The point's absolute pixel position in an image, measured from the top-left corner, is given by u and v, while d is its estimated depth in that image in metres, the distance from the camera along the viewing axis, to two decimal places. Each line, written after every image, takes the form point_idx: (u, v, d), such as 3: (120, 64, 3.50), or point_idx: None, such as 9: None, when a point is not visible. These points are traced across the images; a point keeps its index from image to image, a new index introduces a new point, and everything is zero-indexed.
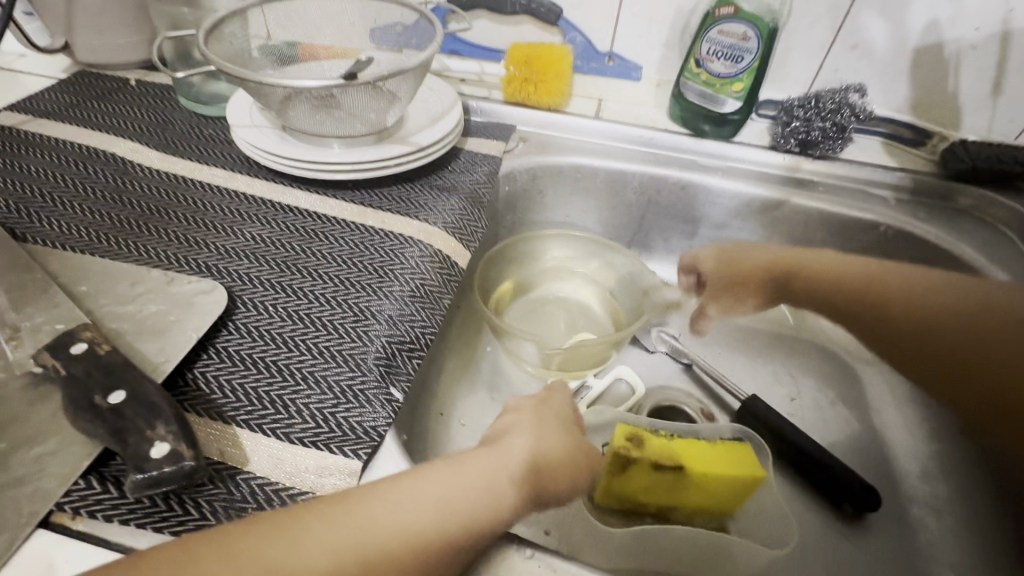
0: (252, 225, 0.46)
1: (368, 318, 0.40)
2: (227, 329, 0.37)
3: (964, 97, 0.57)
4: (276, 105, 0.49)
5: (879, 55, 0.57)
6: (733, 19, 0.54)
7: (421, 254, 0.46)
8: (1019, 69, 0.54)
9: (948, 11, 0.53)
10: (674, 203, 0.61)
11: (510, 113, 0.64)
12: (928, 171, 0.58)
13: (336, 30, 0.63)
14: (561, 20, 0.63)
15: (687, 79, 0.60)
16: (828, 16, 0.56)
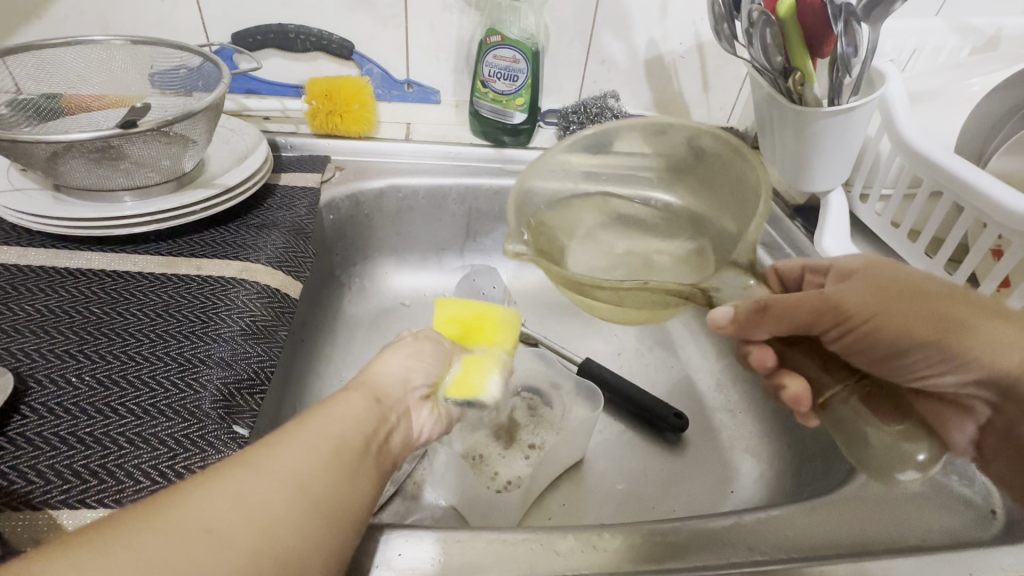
0: (36, 298, 0.43)
1: (196, 365, 0.39)
2: (21, 413, 0.35)
3: (687, 94, 0.75)
4: (43, 164, 0.46)
5: (622, 67, 0.72)
6: (503, 46, 0.63)
7: (248, 293, 0.46)
8: (715, 71, 0.72)
9: (659, 32, 0.69)
10: (491, 207, 0.68)
11: (322, 146, 0.67)
12: None
13: (106, 78, 0.60)
14: (354, 54, 0.67)
15: (479, 99, 0.68)
16: (579, 39, 0.69)
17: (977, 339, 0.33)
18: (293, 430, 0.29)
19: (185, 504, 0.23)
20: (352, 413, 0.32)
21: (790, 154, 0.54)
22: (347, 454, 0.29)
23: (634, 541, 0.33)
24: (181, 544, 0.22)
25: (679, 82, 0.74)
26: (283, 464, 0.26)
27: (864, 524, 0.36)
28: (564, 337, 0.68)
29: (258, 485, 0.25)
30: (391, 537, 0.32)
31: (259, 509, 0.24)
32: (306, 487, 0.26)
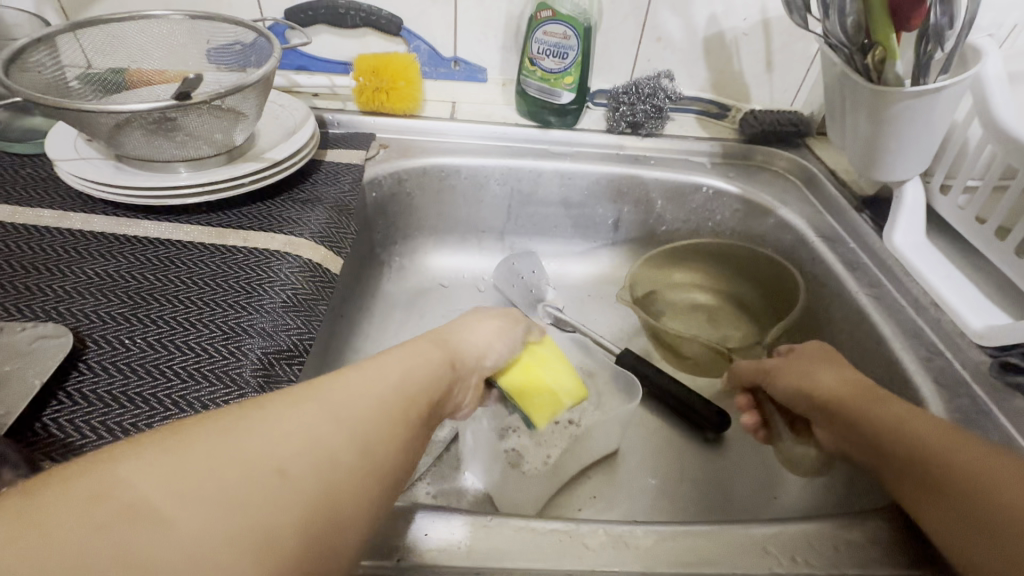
0: (96, 263, 0.45)
1: (240, 334, 0.40)
2: (79, 370, 0.37)
3: (748, 74, 0.70)
4: (105, 134, 0.48)
5: (678, 45, 0.68)
6: (553, 21, 0.60)
7: (291, 266, 0.47)
8: (781, 50, 0.68)
9: (721, 6, 0.65)
10: (534, 189, 0.67)
11: (367, 123, 0.67)
12: (732, 138, 0.69)
13: (166, 54, 0.62)
14: (402, 30, 0.67)
15: (526, 77, 0.66)
16: (634, 15, 0.66)
17: (906, 429, 0.35)
18: (362, 378, 0.27)
19: (253, 436, 0.22)
20: (418, 366, 0.31)
21: (863, 140, 0.49)
22: (410, 411, 0.28)
23: (669, 542, 0.32)
24: (247, 476, 0.21)
25: (740, 61, 0.69)
26: (353, 409, 0.25)
27: (926, 545, 0.33)
28: (603, 326, 0.66)
29: (322, 424, 0.24)
30: (424, 517, 0.32)
31: (322, 452, 0.23)
32: (367, 436, 0.25)
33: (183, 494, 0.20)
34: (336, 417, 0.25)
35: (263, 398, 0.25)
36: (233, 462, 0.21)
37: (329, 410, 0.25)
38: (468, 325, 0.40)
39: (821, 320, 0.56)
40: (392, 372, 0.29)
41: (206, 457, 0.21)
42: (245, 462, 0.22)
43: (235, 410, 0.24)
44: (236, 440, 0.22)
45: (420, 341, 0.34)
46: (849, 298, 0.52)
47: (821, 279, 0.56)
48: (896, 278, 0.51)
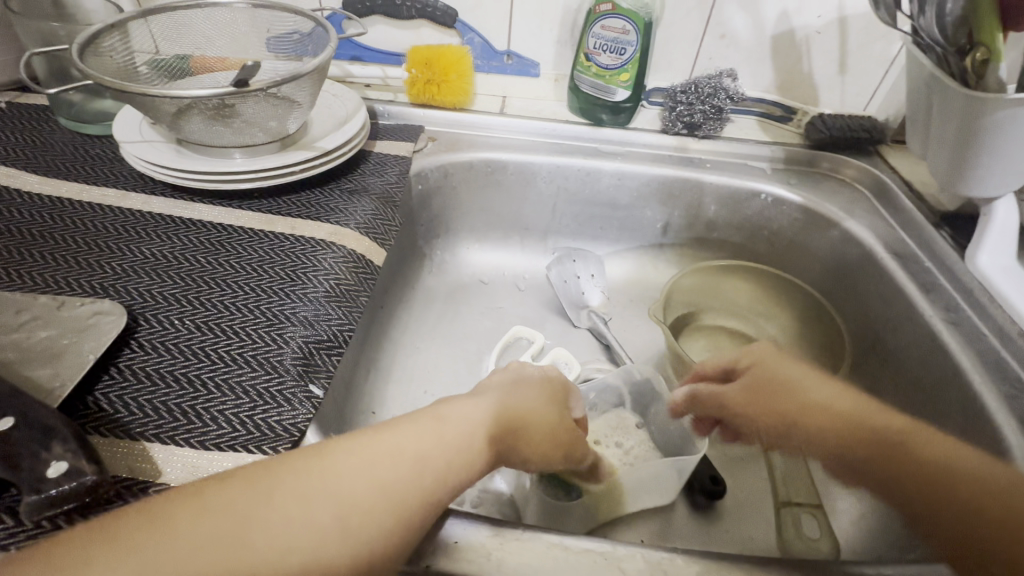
0: (152, 243, 0.46)
1: (283, 321, 0.41)
2: (130, 348, 0.38)
3: (818, 76, 0.66)
4: (168, 118, 0.49)
5: (744, 43, 0.64)
6: (613, 15, 0.58)
7: (336, 256, 0.47)
8: (857, 49, 0.63)
9: (794, 2, 0.61)
10: (582, 189, 0.65)
11: (416, 115, 0.67)
12: (796, 143, 0.65)
13: (229, 41, 0.63)
14: (457, 22, 0.66)
15: (580, 73, 0.64)
16: (698, 9, 0.62)
17: (930, 445, 0.34)
18: (375, 477, 0.28)
19: (248, 542, 0.24)
20: (445, 458, 0.30)
21: (950, 150, 0.45)
22: (415, 498, 0.28)
23: None
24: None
25: (810, 62, 0.65)
26: (349, 496, 0.26)
27: None
28: (644, 333, 0.64)
29: (322, 530, 0.25)
30: (451, 525, 0.31)
31: (309, 551, 0.24)
32: (365, 549, 0.26)
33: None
34: (337, 524, 0.25)
35: (270, 486, 0.26)
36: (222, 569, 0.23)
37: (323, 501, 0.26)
38: (513, 392, 0.38)
39: (887, 343, 0.52)
40: (411, 470, 0.29)
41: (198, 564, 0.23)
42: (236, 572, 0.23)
43: (238, 500, 0.25)
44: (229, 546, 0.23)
45: (444, 407, 0.34)
46: (921, 321, 0.48)
47: (889, 299, 0.52)
48: (979, 304, 0.47)
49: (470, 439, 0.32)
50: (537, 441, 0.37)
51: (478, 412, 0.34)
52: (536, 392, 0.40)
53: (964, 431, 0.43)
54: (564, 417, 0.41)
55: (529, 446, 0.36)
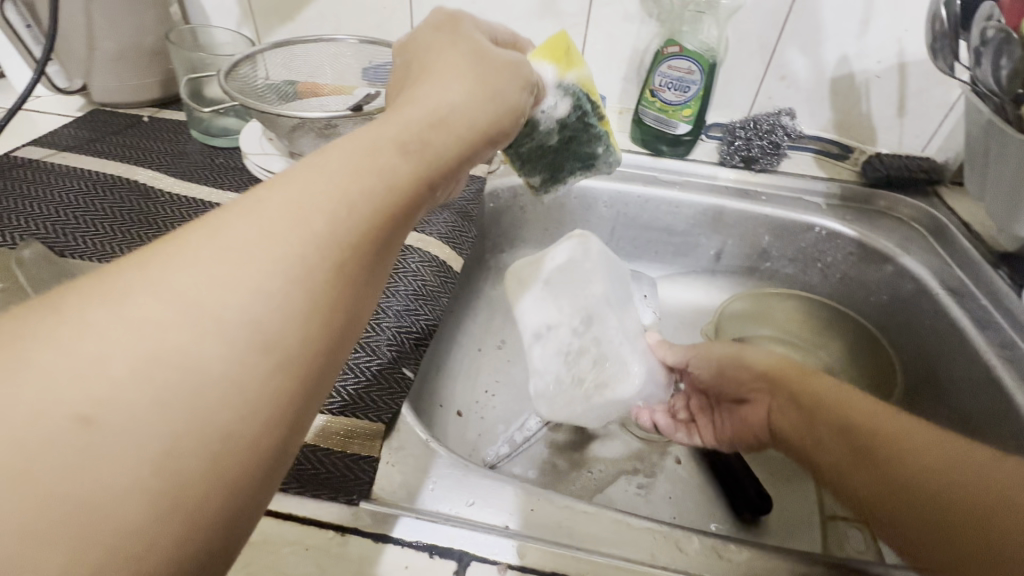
0: None
1: (379, 312, 0.47)
2: None
3: (875, 117, 0.69)
4: (286, 134, 0.58)
5: (804, 84, 0.68)
6: (679, 57, 0.63)
7: (420, 259, 0.53)
8: (916, 94, 0.66)
9: (854, 48, 0.64)
10: (640, 214, 0.69)
11: None
12: (852, 180, 0.68)
13: (334, 71, 0.72)
14: None
15: (645, 107, 0.69)
16: (760, 53, 0.67)
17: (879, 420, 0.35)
18: (223, 255, 0.19)
19: (25, 376, 0.16)
20: (345, 181, 0.23)
21: (1008, 190, 0.48)
22: (317, 268, 0.21)
23: (763, 561, 0.33)
24: (14, 440, 0.15)
25: (868, 104, 0.68)
26: (213, 285, 0.19)
27: None
28: None
29: (161, 335, 0.18)
30: (455, 499, 0.36)
31: (153, 383, 0.17)
32: (252, 335, 0.19)
33: None
34: (184, 319, 0.18)
35: (58, 308, 0.18)
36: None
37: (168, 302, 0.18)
38: (436, 77, 0.28)
39: (940, 377, 0.53)
40: (288, 216, 0.21)
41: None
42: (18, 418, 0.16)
43: (32, 332, 0.17)
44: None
45: (341, 143, 0.24)
46: (974, 355, 0.49)
47: (944, 334, 0.53)
48: None
49: (382, 174, 0.24)
50: (475, 139, 0.28)
51: (388, 139, 0.25)
52: (475, 102, 0.28)
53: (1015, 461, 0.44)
54: (504, 112, 0.30)
55: (474, 138, 0.28)
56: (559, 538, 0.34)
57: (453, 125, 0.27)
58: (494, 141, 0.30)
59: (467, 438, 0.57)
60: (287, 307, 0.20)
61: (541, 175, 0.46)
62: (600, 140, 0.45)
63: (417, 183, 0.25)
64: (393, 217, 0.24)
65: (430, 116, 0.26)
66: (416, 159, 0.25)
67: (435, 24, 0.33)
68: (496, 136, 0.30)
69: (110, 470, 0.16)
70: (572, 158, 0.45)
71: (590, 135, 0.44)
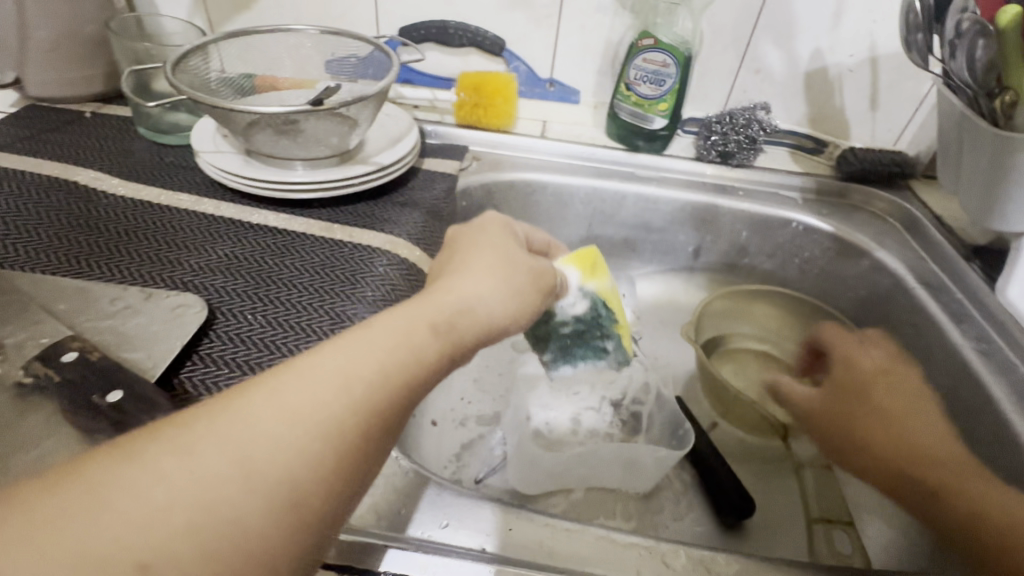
0: (224, 244, 0.50)
1: (344, 320, 0.44)
2: (209, 337, 0.41)
3: (848, 111, 0.69)
4: (241, 130, 0.54)
5: (778, 78, 0.67)
6: (654, 49, 0.61)
7: (389, 263, 0.50)
8: (887, 87, 0.66)
9: (827, 42, 0.64)
10: (618, 210, 0.68)
11: (463, 136, 0.71)
12: (827, 174, 0.68)
13: (294, 63, 0.68)
14: (505, 51, 0.70)
15: (620, 101, 0.67)
16: (734, 46, 0.66)
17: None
18: (277, 418, 0.23)
19: (100, 511, 0.19)
20: (379, 362, 0.26)
21: (982, 184, 0.47)
22: (352, 431, 0.24)
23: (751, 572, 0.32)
24: (84, 566, 0.18)
25: (841, 98, 0.68)
26: (269, 438, 0.22)
27: None
28: (674, 352, 0.66)
29: (220, 487, 0.21)
30: (427, 519, 0.33)
31: (213, 522, 0.20)
32: (289, 489, 0.22)
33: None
34: (235, 468, 0.21)
35: (126, 452, 0.21)
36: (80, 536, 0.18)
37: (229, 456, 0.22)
38: (471, 275, 0.33)
39: (918, 371, 0.53)
40: (335, 383, 0.25)
41: (32, 555, 0.18)
42: (97, 542, 0.19)
43: (110, 470, 0.20)
44: (64, 526, 0.19)
45: (385, 318, 0.29)
46: (951, 349, 0.49)
47: (919, 328, 0.54)
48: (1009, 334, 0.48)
49: (415, 349, 0.28)
50: (496, 330, 0.32)
51: (424, 324, 0.29)
52: (500, 286, 0.33)
53: (994, 454, 0.44)
54: (522, 304, 0.34)
55: (491, 331, 0.32)
56: (535, 559, 0.32)
57: (476, 315, 0.31)
58: (510, 328, 0.34)
59: (442, 448, 0.54)
60: (321, 470, 0.23)
61: (554, 352, 0.48)
62: (611, 338, 0.49)
63: (442, 360, 0.29)
64: (419, 388, 0.28)
65: (462, 307, 0.31)
66: (445, 334, 0.29)
67: (481, 223, 0.39)
68: (511, 330, 0.34)
69: None
70: (584, 349, 0.49)
71: (601, 334, 0.49)
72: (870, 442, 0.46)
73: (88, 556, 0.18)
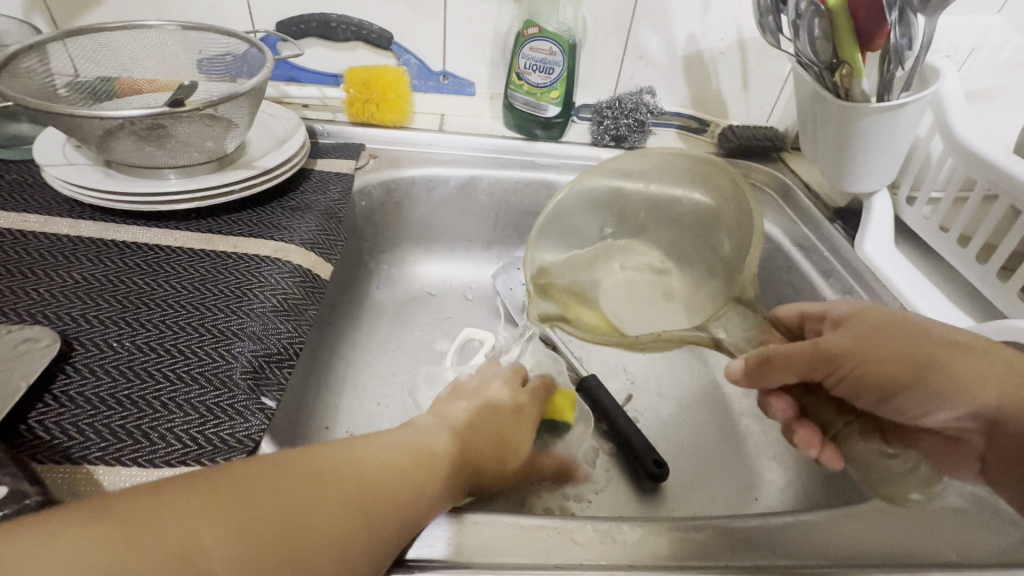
0: (83, 267, 0.45)
1: (230, 337, 0.41)
2: (65, 374, 0.36)
3: (725, 92, 0.73)
4: (95, 140, 0.48)
5: (660, 63, 0.71)
6: (540, 38, 0.62)
7: (280, 271, 0.47)
8: (756, 68, 0.71)
9: (700, 27, 0.68)
10: (521, 200, 0.68)
11: (357, 134, 0.68)
12: (711, 151, 0.72)
13: (157, 63, 0.62)
14: (393, 44, 0.69)
15: (513, 91, 0.67)
16: (617, 34, 0.68)
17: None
18: (393, 464, 0.31)
19: (286, 499, 0.27)
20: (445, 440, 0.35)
21: (834, 152, 0.53)
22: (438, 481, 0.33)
23: (656, 536, 0.34)
24: (277, 537, 0.25)
25: (718, 80, 0.72)
26: (386, 477, 0.30)
27: (898, 537, 0.36)
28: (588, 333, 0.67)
29: (354, 508, 0.28)
30: None
31: (354, 534, 0.27)
32: (397, 517, 0.30)
33: (246, 548, 0.25)
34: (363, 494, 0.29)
35: (298, 465, 0.29)
36: (273, 509, 0.26)
37: (365, 485, 0.29)
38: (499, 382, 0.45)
39: None
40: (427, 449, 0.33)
41: (256, 523, 0.25)
42: (283, 519, 0.26)
43: (288, 478, 0.28)
44: (267, 513, 0.26)
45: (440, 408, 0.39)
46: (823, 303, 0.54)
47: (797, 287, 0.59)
48: (868, 285, 0.54)
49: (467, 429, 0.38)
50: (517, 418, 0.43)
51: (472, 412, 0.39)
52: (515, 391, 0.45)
53: None
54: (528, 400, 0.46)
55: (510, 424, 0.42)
56: (447, 559, 0.31)
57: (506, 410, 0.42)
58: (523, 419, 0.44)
59: None
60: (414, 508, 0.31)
61: None
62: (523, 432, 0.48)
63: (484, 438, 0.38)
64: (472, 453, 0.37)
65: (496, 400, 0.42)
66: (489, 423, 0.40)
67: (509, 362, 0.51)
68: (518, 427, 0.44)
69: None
70: None
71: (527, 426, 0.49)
72: (958, 362, 0.37)
73: (278, 525, 0.26)
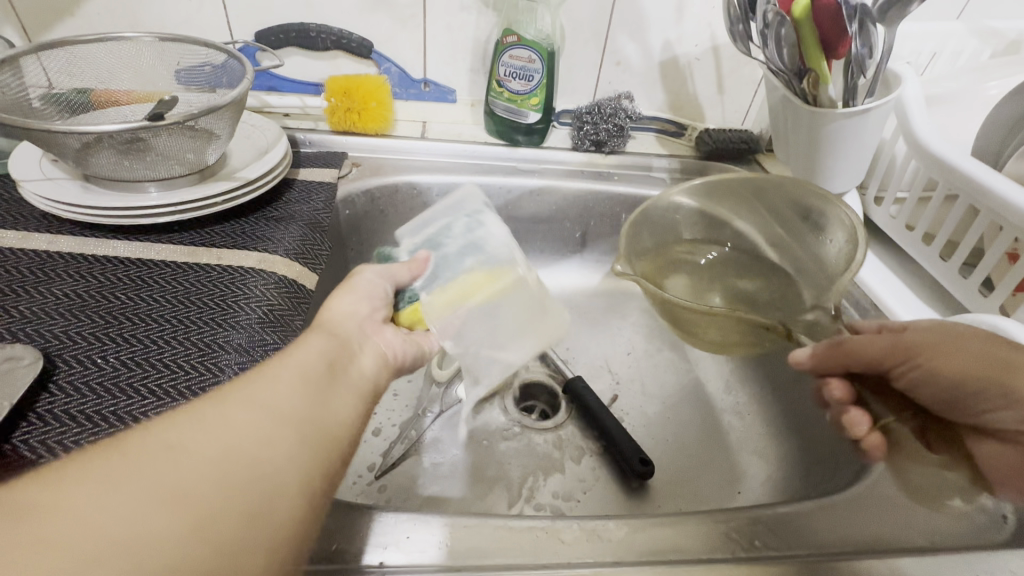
0: (63, 283, 0.44)
1: (216, 350, 0.41)
2: (48, 392, 0.36)
3: (701, 97, 0.75)
4: (72, 155, 0.48)
5: (637, 68, 0.72)
6: (518, 46, 0.63)
7: (266, 282, 0.47)
8: (730, 73, 0.73)
9: (675, 34, 0.70)
10: (504, 205, 0.69)
11: (339, 142, 0.68)
12: (689, 154, 0.74)
13: (135, 75, 0.62)
14: (373, 53, 0.69)
15: (494, 98, 0.68)
16: (594, 41, 0.70)
17: None
18: (290, 386, 0.29)
19: (176, 432, 0.24)
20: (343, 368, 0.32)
21: (805, 155, 0.55)
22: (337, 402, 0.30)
23: (641, 532, 0.35)
24: (165, 474, 0.22)
25: (693, 84, 0.74)
26: (281, 398, 0.28)
27: (870, 525, 0.38)
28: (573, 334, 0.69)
29: (257, 431, 0.26)
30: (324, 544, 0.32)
31: (252, 458, 0.25)
32: (304, 434, 0.27)
33: (116, 496, 0.21)
34: (263, 418, 0.26)
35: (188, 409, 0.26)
36: (156, 450, 0.23)
37: (261, 412, 0.27)
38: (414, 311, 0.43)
39: None
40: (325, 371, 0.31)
41: (132, 466, 0.22)
42: (169, 457, 0.23)
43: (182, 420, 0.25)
44: (143, 463, 0.22)
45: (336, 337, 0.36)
46: None
47: None
48: None
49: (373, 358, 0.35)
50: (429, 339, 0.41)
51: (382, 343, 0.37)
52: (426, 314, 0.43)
53: None
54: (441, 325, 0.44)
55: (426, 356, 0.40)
56: (438, 562, 0.32)
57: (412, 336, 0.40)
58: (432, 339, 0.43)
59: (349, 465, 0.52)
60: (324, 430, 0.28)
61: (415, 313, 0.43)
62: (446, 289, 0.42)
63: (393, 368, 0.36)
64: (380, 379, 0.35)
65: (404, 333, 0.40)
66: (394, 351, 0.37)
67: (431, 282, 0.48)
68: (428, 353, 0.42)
69: (214, 513, 0.22)
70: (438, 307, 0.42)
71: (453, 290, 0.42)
72: None
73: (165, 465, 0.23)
